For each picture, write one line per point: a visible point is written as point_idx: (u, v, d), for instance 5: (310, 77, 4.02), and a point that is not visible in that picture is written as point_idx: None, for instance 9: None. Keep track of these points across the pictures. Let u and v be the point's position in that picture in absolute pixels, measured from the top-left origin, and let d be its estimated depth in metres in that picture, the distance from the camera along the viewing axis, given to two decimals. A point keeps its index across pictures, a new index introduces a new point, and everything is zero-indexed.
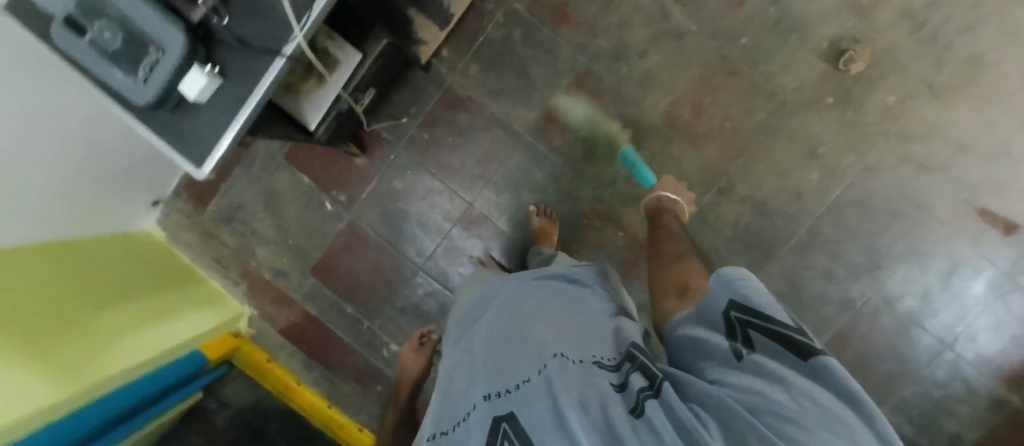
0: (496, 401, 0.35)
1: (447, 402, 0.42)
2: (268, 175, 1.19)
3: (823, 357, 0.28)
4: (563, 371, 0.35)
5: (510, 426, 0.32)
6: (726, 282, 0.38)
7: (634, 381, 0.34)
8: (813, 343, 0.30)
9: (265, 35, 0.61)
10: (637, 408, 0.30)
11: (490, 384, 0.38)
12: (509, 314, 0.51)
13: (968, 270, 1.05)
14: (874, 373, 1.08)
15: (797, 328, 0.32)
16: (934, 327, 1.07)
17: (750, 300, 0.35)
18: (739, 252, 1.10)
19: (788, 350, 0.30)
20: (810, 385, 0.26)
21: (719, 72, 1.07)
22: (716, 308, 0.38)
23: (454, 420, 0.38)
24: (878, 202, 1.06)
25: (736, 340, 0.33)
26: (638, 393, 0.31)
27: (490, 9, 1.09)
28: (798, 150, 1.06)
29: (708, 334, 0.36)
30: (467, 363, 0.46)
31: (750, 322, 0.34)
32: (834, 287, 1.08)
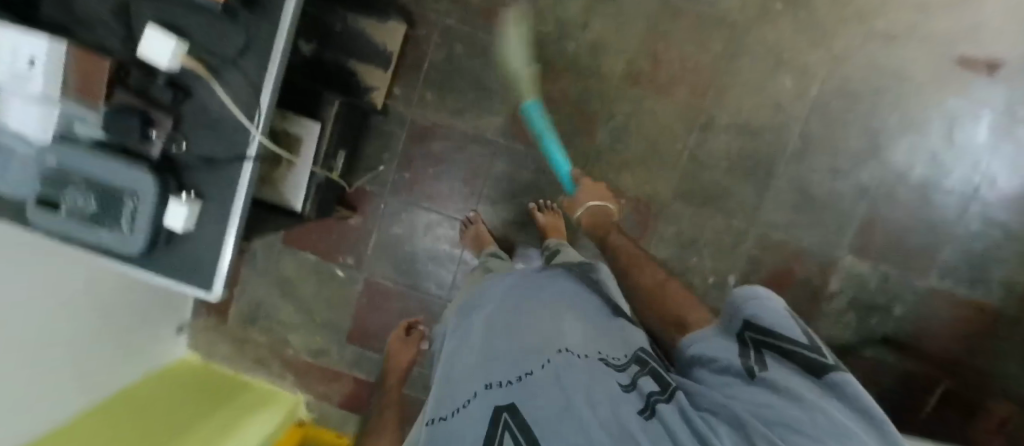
0: (496, 389, 0.41)
1: (447, 385, 0.47)
2: (274, 265, 1.21)
3: (838, 374, 0.31)
4: (568, 368, 0.40)
5: (511, 416, 0.37)
6: (741, 304, 0.41)
7: (644, 385, 0.40)
8: (827, 362, 0.33)
9: (225, 145, 0.59)
10: (646, 410, 0.35)
11: (493, 373, 0.44)
12: (507, 305, 0.57)
13: (965, 120, 1.04)
14: (907, 248, 1.09)
15: (809, 346, 0.35)
16: (951, 186, 1.06)
17: (761, 321, 0.39)
18: (742, 179, 1.10)
19: (803, 368, 0.34)
20: (824, 399, 0.30)
21: (663, 16, 1.05)
22: (731, 328, 0.42)
23: (454, 405, 0.43)
24: (858, 86, 1.05)
25: (749, 356, 0.37)
26: (649, 397, 0.37)
27: (424, 34, 1.08)
28: (764, 64, 1.05)
29: (722, 351, 0.40)
30: (467, 350, 0.51)
31: (762, 341, 0.38)
32: (844, 181, 1.08)
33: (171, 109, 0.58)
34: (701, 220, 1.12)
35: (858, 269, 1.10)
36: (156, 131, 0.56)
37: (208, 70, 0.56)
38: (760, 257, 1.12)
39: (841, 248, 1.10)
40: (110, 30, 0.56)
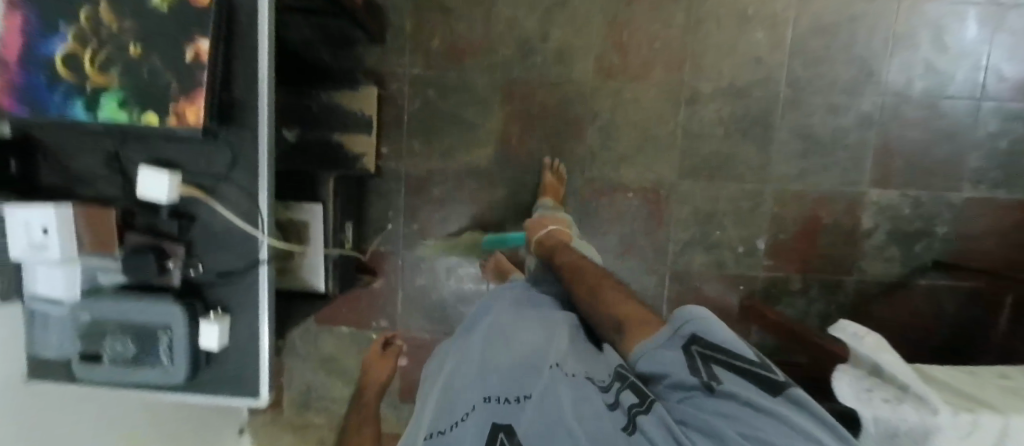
0: (496, 405, 0.38)
1: (444, 398, 0.43)
2: (314, 346, 1.22)
3: (792, 390, 0.32)
4: (560, 386, 0.39)
5: (507, 438, 0.35)
6: (685, 320, 0.41)
7: (624, 399, 0.38)
8: (776, 377, 0.34)
9: (236, 256, 0.60)
10: (629, 426, 0.34)
11: (489, 387, 0.41)
12: (499, 322, 0.54)
13: (952, 23, 1.02)
14: (930, 164, 1.06)
15: (758, 362, 0.36)
16: (956, 91, 1.04)
17: (710, 337, 0.39)
18: (744, 141, 1.08)
19: (756, 380, 0.34)
20: (786, 408, 0.31)
21: (619, 6, 1.04)
22: (675, 342, 0.41)
23: (452, 419, 0.40)
24: (832, 18, 1.03)
25: (702, 372, 0.37)
26: (628, 412, 0.36)
27: (396, 90, 1.10)
28: (732, 23, 1.04)
29: (673, 365, 0.39)
30: (459, 364, 0.48)
31: (713, 357, 0.37)
32: (845, 115, 1.06)
33: (180, 237, 0.59)
34: (713, 192, 1.10)
35: (887, 198, 1.07)
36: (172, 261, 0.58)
37: (205, 192, 0.58)
38: (783, 214, 1.09)
39: (863, 182, 1.07)
40: (109, 182, 0.58)
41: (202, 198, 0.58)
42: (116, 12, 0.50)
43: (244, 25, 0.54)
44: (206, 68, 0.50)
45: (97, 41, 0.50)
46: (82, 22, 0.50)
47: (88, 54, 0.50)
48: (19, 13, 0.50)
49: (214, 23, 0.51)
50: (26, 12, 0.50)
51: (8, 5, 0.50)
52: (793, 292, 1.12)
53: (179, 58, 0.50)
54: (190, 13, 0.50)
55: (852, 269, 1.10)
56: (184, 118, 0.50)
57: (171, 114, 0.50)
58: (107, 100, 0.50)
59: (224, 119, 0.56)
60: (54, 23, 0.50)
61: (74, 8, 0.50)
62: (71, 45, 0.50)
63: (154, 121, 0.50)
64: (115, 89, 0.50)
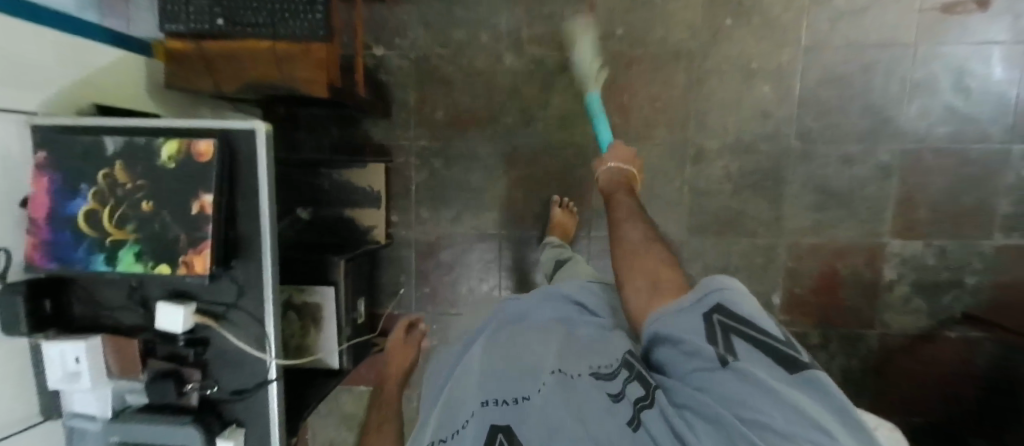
0: (496, 408, 0.34)
1: (443, 401, 0.38)
2: (334, 406, 1.26)
3: (811, 371, 0.30)
4: (561, 388, 0.35)
5: (507, 439, 0.31)
6: (711, 290, 0.38)
7: (629, 390, 0.36)
8: (799, 357, 0.32)
9: (246, 375, 0.63)
10: (633, 421, 0.32)
11: (487, 388, 0.36)
12: (497, 327, 0.51)
13: (976, 64, 0.96)
14: (957, 213, 1.00)
15: (783, 339, 0.33)
16: (984, 135, 0.97)
17: (732, 306, 0.36)
18: (754, 196, 1.05)
19: (773, 356, 0.32)
20: (800, 394, 0.29)
21: (617, 68, 1.04)
22: (692, 309, 0.38)
23: (453, 427, 0.35)
24: (842, 68, 0.99)
25: (717, 343, 0.34)
26: (634, 406, 0.34)
27: (403, 161, 1.13)
28: (735, 79, 1.01)
29: (688, 331, 0.36)
30: (461, 367, 0.42)
31: (730, 326, 0.35)
32: (862, 166, 1.01)
33: (196, 360, 0.63)
34: (725, 248, 1.07)
35: (911, 250, 1.02)
36: (190, 384, 0.62)
37: (216, 318, 0.61)
38: (800, 268, 1.06)
39: (885, 233, 1.03)
40: (133, 311, 0.62)
41: (211, 324, 0.61)
42: (129, 172, 0.55)
43: (244, 168, 0.58)
44: (211, 219, 0.54)
45: (113, 198, 0.55)
46: (100, 181, 0.55)
47: (106, 210, 0.55)
48: (44, 175, 0.56)
49: (217, 176, 0.55)
50: (52, 175, 0.56)
51: (38, 170, 0.56)
52: (815, 347, 1.08)
53: (186, 210, 0.54)
54: (194, 170, 0.54)
55: (877, 323, 1.06)
56: (192, 267, 0.54)
57: (181, 264, 0.54)
58: (125, 252, 0.55)
59: (232, 253, 0.60)
60: (77, 182, 0.55)
61: (93, 170, 0.55)
62: (91, 202, 0.55)
63: (166, 270, 0.54)
64: (131, 242, 0.55)
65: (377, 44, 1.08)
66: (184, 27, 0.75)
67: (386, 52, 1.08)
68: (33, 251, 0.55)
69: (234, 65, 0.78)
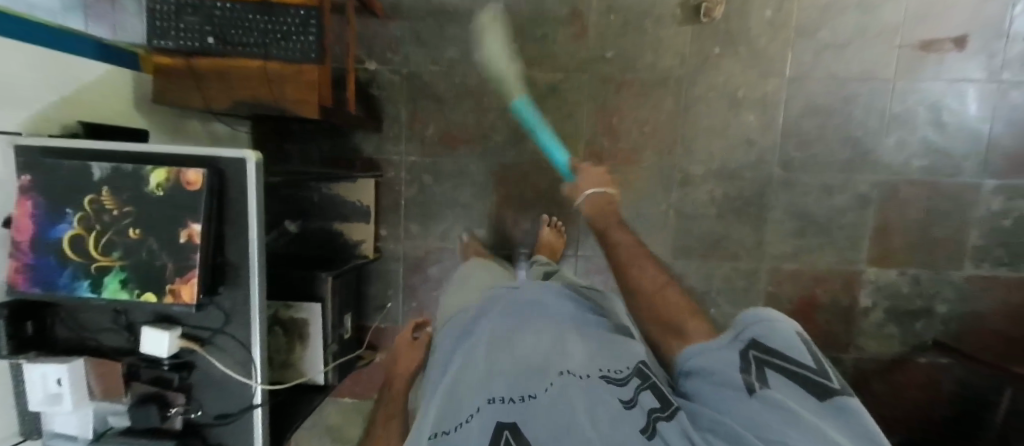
0: (502, 405, 0.34)
1: (449, 397, 0.39)
2: (318, 417, 1.25)
3: (847, 402, 0.29)
4: (571, 390, 0.35)
5: (512, 437, 0.31)
6: (749, 326, 0.38)
7: (643, 400, 0.35)
8: (836, 388, 0.31)
9: (232, 400, 0.63)
10: (648, 429, 0.31)
11: (494, 389, 0.37)
12: (503, 318, 0.51)
13: (951, 101, 0.99)
14: (929, 243, 1.04)
15: (819, 371, 0.33)
16: (957, 169, 1.01)
17: (769, 341, 0.36)
18: (737, 221, 1.07)
19: (807, 389, 0.31)
20: (830, 422, 0.28)
21: (608, 91, 1.05)
22: (733, 347, 0.38)
23: (457, 419, 0.35)
24: (824, 99, 1.01)
25: (750, 374, 0.34)
26: (649, 414, 0.33)
27: (394, 176, 1.13)
28: (722, 107, 1.04)
29: (721, 365, 0.37)
30: (468, 365, 0.43)
31: (766, 361, 0.35)
32: (841, 195, 1.04)
33: (181, 385, 0.63)
34: (709, 271, 1.09)
35: (885, 278, 1.06)
36: (174, 408, 0.62)
37: (201, 342, 0.62)
38: (780, 292, 1.09)
39: (861, 261, 1.06)
40: (116, 333, 0.62)
41: (196, 349, 0.61)
42: (116, 198, 0.55)
43: (233, 196, 0.58)
44: (199, 248, 0.54)
45: (99, 224, 0.55)
46: (86, 206, 0.55)
47: (92, 236, 0.55)
48: (28, 198, 0.55)
49: (206, 205, 0.55)
50: (35, 199, 0.55)
51: (20, 193, 0.55)
52: None
53: (173, 240, 0.54)
54: (184, 197, 0.54)
55: (851, 347, 1.09)
56: (179, 296, 0.54)
57: (167, 293, 0.54)
58: (111, 279, 0.55)
59: (219, 279, 0.60)
60: (62, 206, 0.55)
61: (78, 195, 0.55)
62: (75, 227, 0.55)
63: (152, 298, 0.54)
64: (117, 268, 0.55)
65: (369, 59, 1.08)
66: (173, 43, 0.74)
67: (378, 67, 1.08)
68: (15, 275, 0.55)
69: (224, 83, 0.77)
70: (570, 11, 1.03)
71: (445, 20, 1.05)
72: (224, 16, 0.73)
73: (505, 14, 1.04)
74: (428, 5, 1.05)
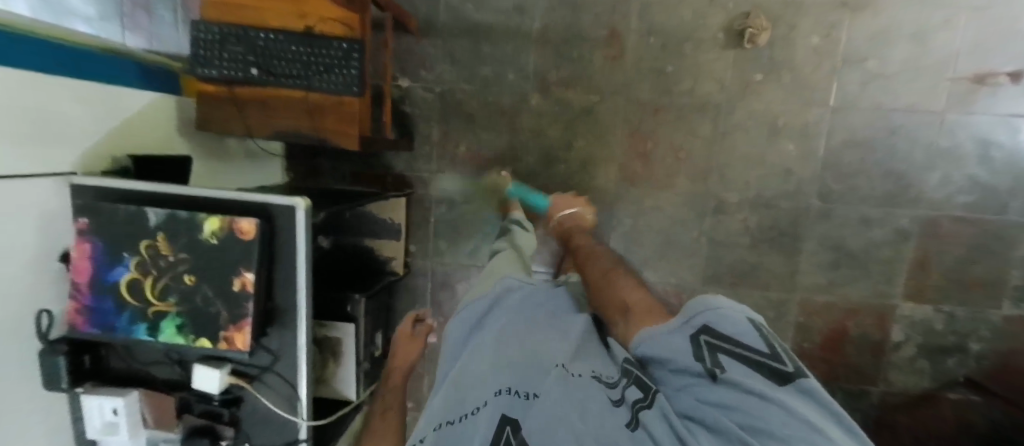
0: (506, 399, 0.36)
1: (457, 386, 0.41)
2: None
3: (801, 377, 0.29)
4: (566, 387, 0.36)
5: (512, 434, 0.32)
6: (697, 307, 0.37)
7: (629, 394, 0.36)
8: (786, 364, 0.31)
9: (278, 433, 0.66)
10: (633, 421, 0.32)
11: (503, 380, 0.39)
12: (506, 314, 0.51)
13: (1003, 138, 0.95)
14: (967, 280, 1.02)
15: (769, 349, 0.32)
16: (1002, 207, 0.98)
17: (716, 322, 0.35)
18: (770, 250, 1.06)
19: (761, 369, 0.31)
20: (795, 401, 0.28)
21: (643, 115, 1.03)
22: (682, 330, 0.37)
23: (461, 411, 0.38)
24: (869, 131, 0.98)
25: (706, 361, 0.33)
26: (632, 407, 0.34)
27: (423, 193, 1.13)
28: (760, 135, 1.01)
29: (677, 352, 0.36)
30: (473, 357, 0.44)
31: (720, 345, 0.34)
32: (879, 229, 1.02)
33: (231, 418, 0.66)
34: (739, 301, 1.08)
35: (920, 313, 1.05)
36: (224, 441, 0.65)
37: (249, 379, 0.63)
38: (809, 323, 1.08)
39: (895, 295, 1.04)
40: (167, 367, 0.64)
41: (245, 386, 0.63)
42: (171, 245, 0.56)
43: (282, 244, 0.59)
44: (252, 297, 0.55)
45: (155, 269, 0.56)
46: (142, 251, 0.56)
47: (148, 281, 0.56)
48: (87, 241, 0.56)
49: (258, 254, 0.56)
50: (92, 241, 0.56)
51: (78, 235, 0.56)
52: None
53: (227, 288, 0.55)
54: (237, 245, 0.55)
55: (878, 379, 1.09)
56: (233, 343, 0.56)
57: (222, 340, 0.56)
58: (167, 324, 0.56)
59: (268, 322, 0.61)
60: (118, 251, 0.56)
61: (134, 240, 0.56)
62: (132, 272, 0.56)
63: (207, 345, 0.56)
64: (172, 313, 0.56)
65: (403, 75, 1.07)
66: (218, 72, 0.74)
67: (411, 84, 1.07)
68: (75, 316, 0.56)
69: (264, 112, 0.77)
70: (608, 33, 1.01)
71: (479, 38, 1.04)
72: (268, 46, 0.73)
73: (541, 34, 1.02)
74: (463, 23, 1.03)
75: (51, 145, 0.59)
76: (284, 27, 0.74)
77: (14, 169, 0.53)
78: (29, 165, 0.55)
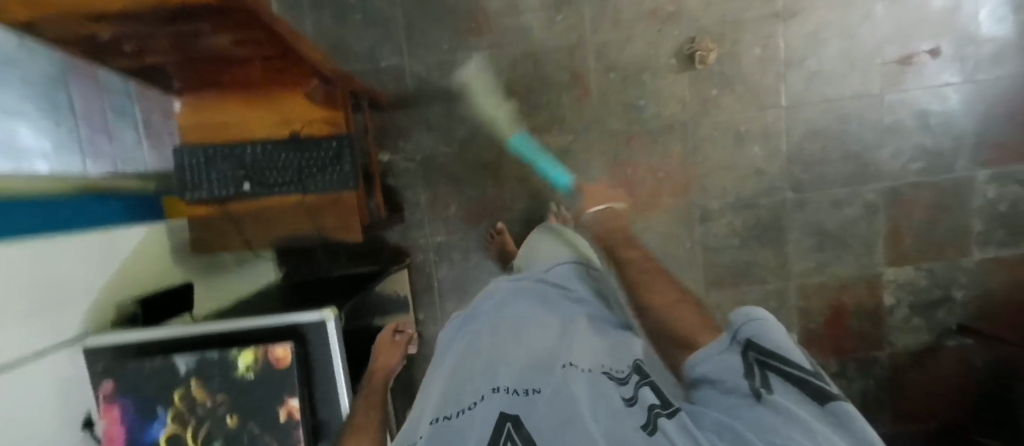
0: (505, 395, 0.29)
1: (452, 381, 0.35)
2: None
3: (840, 405, 0.25)
4: (576, 382, 0.31)
5: (513, 428, 0.26)
6: (746, 324, 0.35)
7: (645, 396, 0.30)
8: (830, 390, 0.26)
9: None
10: (649, 426, 0.25)
11: (499, 378, 0.32)
12: (508, 310, 0.47)
13: (935, 107, 1.06)
14: (937, 236, 1.11)
15: (818, 376, 0.29)
16: (949, 166, 1.09)
17: (770, 343, 0.33)
18: (759, 246, 1.13)
19: (807, 392, 0.27)
20: (836, 433, 0.23)
21: (619, 145, 1.09)
22: (731, 349, 0.35)
23: (459, 405, 0.30)
24: (821, 122, 1.07)
25: (752, 377, 0.30)
26: (648, 411, 0.28)
27: (422, 259, 1.14)
28: (727, 144, 1.09)
29: (724, 370, 0.33)
30: (470, 354, 0.39)
31: (769, 364, 0.31)
32: (851, 207, 1.11)
33: None
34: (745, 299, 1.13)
35: (903, 276, 1.13)
36: None
37: None
38: (809, 306, 1.15)
39: (878, 264, 1.13)
40: None
41: None
42: (204, 389, 0.56)
43: (319, 362, 0.59)
44: (300, 424, 0.55)
45: (193, 418, 0.56)
46: (176, 402, 0.56)
47: (188, 431, 0.56)
48: (115, 405, 0.56)
49: (299, 379, 0.56)
50: (121, 403, 0.56)
51: (106, 400, 0.56)
52: (834, 374, 1.17)
53: (272, 420, 0.55)
54: (273, 375, 0.55)
55: (882, 344, 1.16)
56: None
57: None
58: None
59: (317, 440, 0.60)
60: (151, 408, 0.56)
61: (167, 393, 0.56)
62: (171, 426, 0.56)
63: None
64: None
65: (383, 150, 1.09)
66: (207, 193, 0.74)
67: (392, 156, 1.09)
68: None
69: (263, 221, 0.77)
70: (571, 76, 1.07)
71: (450, 101, 1.07)
72: (256, 159, 0.74)
73: (508, 87, 1.07)
74: (432, 90, 1.07)
75: (53, 314, 0.57)
76: (270, 137, 0.75)
77: (29, 347, 0.52)
78: (36, 343, 0.53)
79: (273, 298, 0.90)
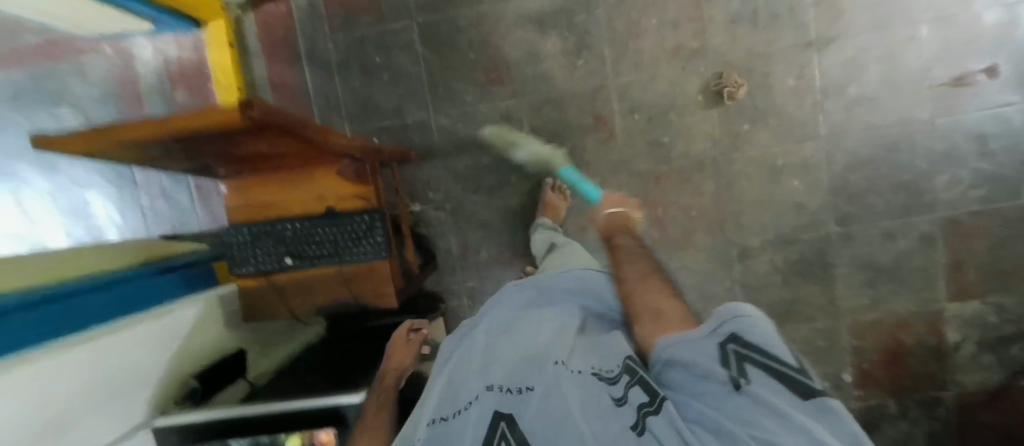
0: (500, 393, 0.34)
1: (453, 381, 0.39)
2: None
3: (826, 399, 0.26)
4: (567, 382, 0.34)
5: (508, 428, 0.30)
6: (727, 317, 0.33)
7: (633, 396, 0.33)
8: (812, 385, 0.28)
9: None
10: (639, 426, 0.29)
11: (495, 376, 0.37)
12: (505, 318, 0.49)
13: (996, 128, 0.98)
14: (1005, 266, 1.02)
15: (799, 369, 0.30)
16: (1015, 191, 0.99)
17: (751, 333, 0.32)
18: (803, 283, 1.07)
19: (785, 383, 0.28)
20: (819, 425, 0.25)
21: (648, 184, 1.07)
22: (709, 336, 0.34)
23: (456, 405, 0.35)
24: (866, 151, 1.01)
25: (730, 369, 0.31)
26: (638, 411, 0.31)
27: (456, 303, 1.16)
28: (763, 179, 1.04)
29: (696, 359, 0.33)
30: (470, 359, 0.42)
31: (749, 355, 0.31)
32: (904, 239, 1.03)
33: None
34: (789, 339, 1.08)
35: (968, 310, 1.04)
36: None
37: None
38: (862, 344, 1.07)
39: (939, 299, 1.04)
40: None
41: None
42: None
43: None
44: None
45: None
46: None
47: None
48: None
49: None
50: None
51: None
52: (893, 415, 1.09)
53: None
54: None
55: (948, 383, 1.07)
56: None
57: None
58: None
59: None
60: None
61: None
62: None
63: None
64: None
65: (413, 200, 1.12)
66: (252, 268, 0.79)
67: (423, 207, 1.12)
68: None
69: (304, 294, 0.82)
70: (594, 118, 1.06)
71: (476, 150, 1.09)
72: (295, 235, 0.78)
73: (532, 133, 1.08)
74: (458, 140, 1.09)
75: (126, 394, 0.63)
76: (307, 213, 0.79)
77: (104, 420, 0.58)
78: (110, 430, 0.59)
79: (314, 354, 0.92)
